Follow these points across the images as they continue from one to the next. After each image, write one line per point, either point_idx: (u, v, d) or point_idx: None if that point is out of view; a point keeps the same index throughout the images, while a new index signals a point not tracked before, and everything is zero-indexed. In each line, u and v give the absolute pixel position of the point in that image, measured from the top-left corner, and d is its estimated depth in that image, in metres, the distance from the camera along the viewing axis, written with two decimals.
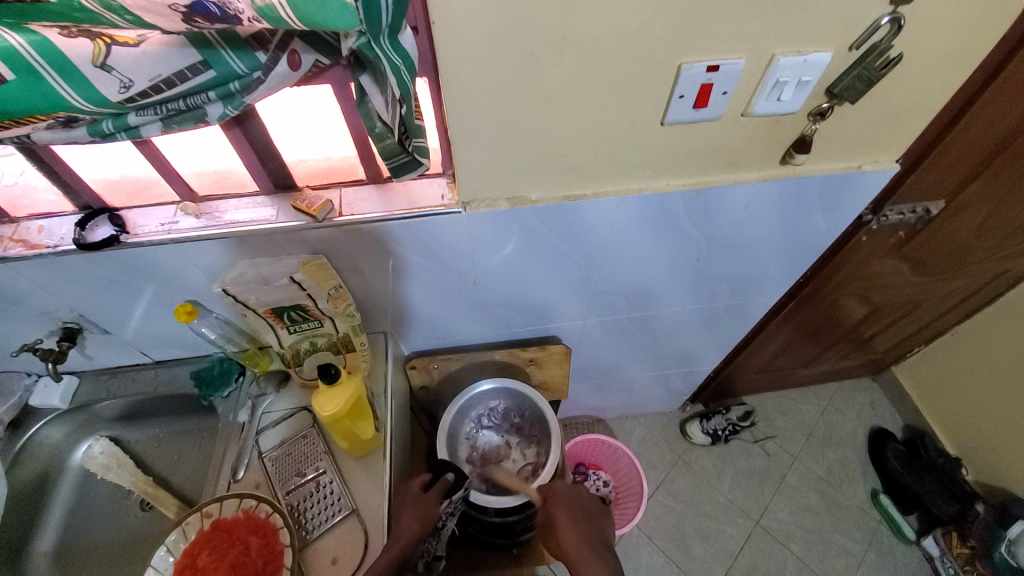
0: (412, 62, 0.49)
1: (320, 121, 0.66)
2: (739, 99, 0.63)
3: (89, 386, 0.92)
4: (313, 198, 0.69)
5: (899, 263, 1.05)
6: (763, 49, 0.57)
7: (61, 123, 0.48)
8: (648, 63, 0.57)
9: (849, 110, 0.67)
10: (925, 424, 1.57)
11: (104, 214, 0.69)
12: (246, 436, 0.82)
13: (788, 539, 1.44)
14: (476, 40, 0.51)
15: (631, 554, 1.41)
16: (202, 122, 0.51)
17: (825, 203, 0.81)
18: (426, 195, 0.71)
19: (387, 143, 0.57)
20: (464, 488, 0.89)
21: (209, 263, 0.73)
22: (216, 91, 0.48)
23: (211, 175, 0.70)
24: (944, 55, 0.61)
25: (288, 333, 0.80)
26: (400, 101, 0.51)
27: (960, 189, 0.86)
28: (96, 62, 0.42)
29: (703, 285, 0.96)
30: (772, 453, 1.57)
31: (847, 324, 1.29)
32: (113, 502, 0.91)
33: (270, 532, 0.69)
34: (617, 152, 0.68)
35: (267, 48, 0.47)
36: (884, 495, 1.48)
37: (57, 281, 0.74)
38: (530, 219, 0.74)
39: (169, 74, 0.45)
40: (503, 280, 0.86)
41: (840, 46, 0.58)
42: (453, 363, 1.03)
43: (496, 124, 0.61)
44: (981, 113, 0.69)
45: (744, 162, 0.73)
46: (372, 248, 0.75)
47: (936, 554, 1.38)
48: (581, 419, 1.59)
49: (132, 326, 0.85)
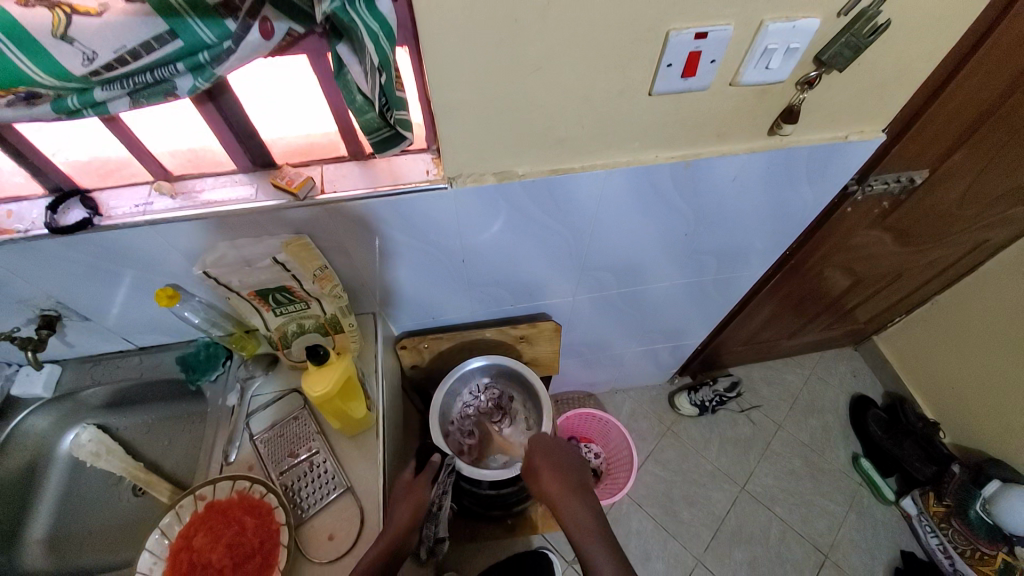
0: (391, 30, 0.48)
1: (298, 94, 0.63)
2: (727, 69, 0.62)
3: (73, 374, 0.91)
4: (293, 175, 0.67)
5: (883, 233, 1.06)
6: (752, 15, 0.56)
7: (22, 99, 0.46)
8: (636, 30, 0.55)
9: (838, 78, 0.66)
10: (904, 390, 1.62)
11: (76, 197, 0.66)
12: (236, 420, 0.81)
13: (771, 503, 1.49)
14: (458, 6, 0.49)
15: (622, 522, 1.45)
16: (172, 96, 0.49)
17: (812, 174, 0.81)
18: (410, 170, 0.70)
19: (368, 117, 0.54)
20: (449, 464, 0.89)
21: (189, 245, 0.71)
22: (185, 62, 0.46)
23: (186, 154, 0.68)
24: (932, 22, 0.60)
25: (274, 315, 0.78)
26: (379, 70, 0.49)
27: (944, 159, 0.86)
28: (57, 33, 0.40)
29: (691, 259, 0.97)
30: (756, 422, 1.62)
31: (831, 295, 1.31)
32: (105, 489, 0.91)
33: (265, 511, 0.70)
34: (604, 126, 0.67)
35: (237, 15, 0.44)
36: (864, 459, 1.54)
37: (30, 268, 0.71)
38: (517, 193, 0.73)
39: (134, 45, 0.43)
40: (491, 257, 0.85)
41: (829, 11, 0.57)
42: (443, 342, 1.03)
43: (481, 95, 0.59)
44: (966, 81, 0.70)
45: (732, 133, 0.72)
46: (358, 227, 0.73)
47: (915, 513, 1.44)
48: (572, 395, 1.62)
49: (114, 312, 0.84)
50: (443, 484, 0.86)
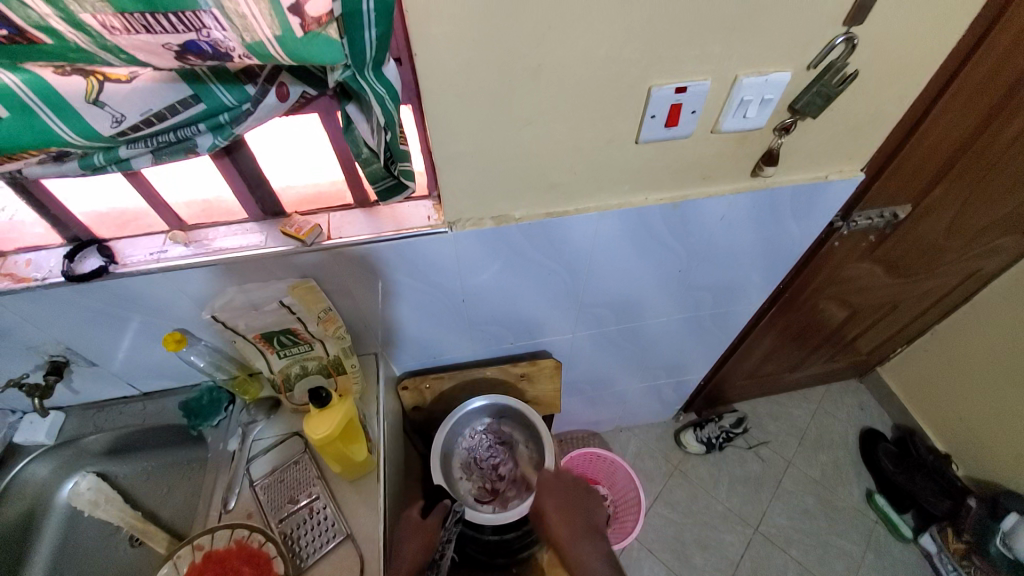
0: (396, 92, 0.52)
1: (308, 149, 0.68)
2: (708, 117, 0.66)
3: (76, 420, 0.91)
4: (302, 223, 0.71)
5: (874, 266, 1.09)
6: (727, 70, 0.61)
7: (52, 157, 0.49)
8: (621, 86, 0.60)
9: (815, 123, 0.71)
10: (912, 423, 1.59)
11: (93, 245, 0.69)
12: (236, 465, 0.81)
13: (787, 545, 1.44)
14: (456, 69, 0.54)
15: (632, 569, 1.40)
16: (192, 152, 0.53)
17: (797, 211, 0.84)
18: (412, 216, 0.73)
19: (374, 167, 0.59)
20: (455, 512, 0.86)
21: (199, 290, 0.74)
22: (207, 123, 0.50)
23: (201, 205, 0.72)
24: (897, 71, 0.65)
25: (278, 357, 0.80)
26: (385, 128, 0.53)
27: (924, 194, 0.90)
28: (89, 98, 0.43)
29: (687, 294, 0.99)
30: (765, 460, 1.58)
31: (829, 327, 1.32)
32: (99, 541, 0.89)
33: (263, 561, 0.68)
34: (596, 171, 0.71)
35: (255, 81, 0.49)
36: (879, 496, 1.49)
37: (44, 314, 0.73)
38: (516, 236, 0.76)
39: (161, 108, 0.47)
40: (491, 296, 0.88)
41: (799, 65, 0.62)
42: (444, 382, 1.04)
43: (478, 147, 0.63)
44: (935, 123, 0.74)
45: (719, 175, 0.76)
46: (363, 270, 0.76)
47: (934, 551, 1.39)
48: (576, 434, 1.59)
49: (120, 356, 0.85)
50: (448, 533, 0.83)
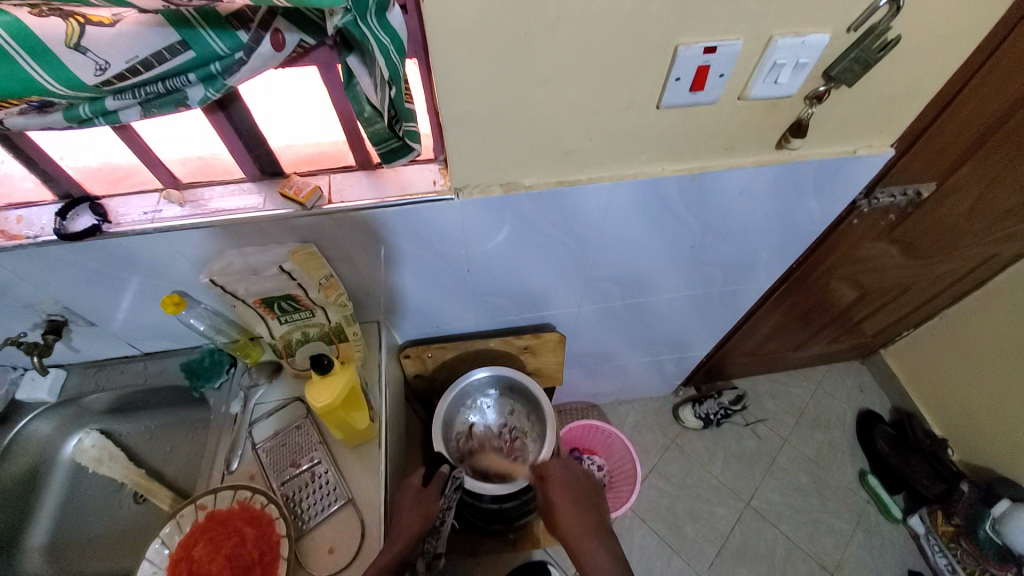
0: (401, 42, 0.48)
1: (307, 105, 0.64)
2: (735, 82, 0.62)
3: (78, 379, 0.91)
4: (302, 184, 0.68)
5: (890, 246, 1.06)
6: (761, 30, 0.56)
7: (34, 107, 0.46)
8: (645, 45, 0.55)
9: (847, 93, 0.66)
10: (912, 405, 1.59)
11: (85, 203, 0.66)
12: (238, 428, 0.81)
13: (777, 518, 1.47)
14: (469, 20, 0.50)
15: (625, 536, 1.43)
16: (183, 106, 0.49)
17: (819, 187, 0.80)
18: (417, 181, 0.70)
19: (376, 127, 0.55)
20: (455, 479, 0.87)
21: (196, 253, 0.72)
22: (197, 73, 0.46)
23: (196, 161, 0.68)
24: (944, 38, 0.60)
25: (279, 323, 0.79)
26: (389, 83, 0.50)
27: (951, 173, 0.86)
28: (70, 43, 0.40)
29: (697, 271, 0.96)
30: (762, 436, 1.60)
31: (838, 308, 1.30)
32: (105, 496, 0.90)
33: (266, 522, 0.69)
34: (612, 138, 0.67)
35: (249, 26, 0.45)
36: (872, 476, 1.51)
37: (39, 273, 0.72)
38: (524, 205, 0.73)
39: (147, 55, 0.43)
40: (496, 266, 0.85)
41: (839, 26, 0.57)
42: (447, 351, 1.03)
43: (489, 108, 0.59)
44: (974, 95, 0.69)
45: (741, 146, 0.72)
46: (365, 237, 0.73)
47: (921, 531, 1.42)
48: (575, 406, 1.60)
49: (119, 317, 0.84)
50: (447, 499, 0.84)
